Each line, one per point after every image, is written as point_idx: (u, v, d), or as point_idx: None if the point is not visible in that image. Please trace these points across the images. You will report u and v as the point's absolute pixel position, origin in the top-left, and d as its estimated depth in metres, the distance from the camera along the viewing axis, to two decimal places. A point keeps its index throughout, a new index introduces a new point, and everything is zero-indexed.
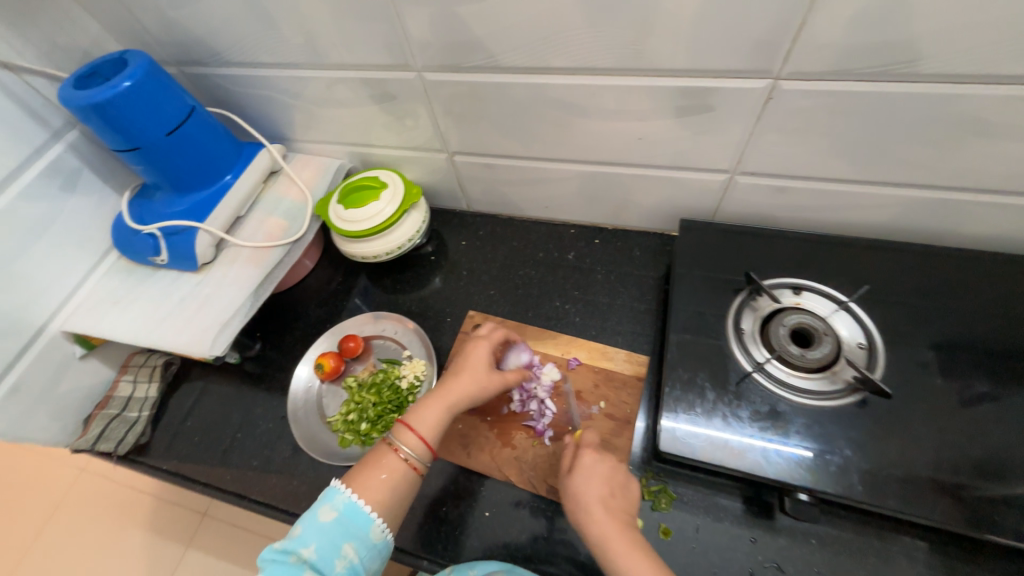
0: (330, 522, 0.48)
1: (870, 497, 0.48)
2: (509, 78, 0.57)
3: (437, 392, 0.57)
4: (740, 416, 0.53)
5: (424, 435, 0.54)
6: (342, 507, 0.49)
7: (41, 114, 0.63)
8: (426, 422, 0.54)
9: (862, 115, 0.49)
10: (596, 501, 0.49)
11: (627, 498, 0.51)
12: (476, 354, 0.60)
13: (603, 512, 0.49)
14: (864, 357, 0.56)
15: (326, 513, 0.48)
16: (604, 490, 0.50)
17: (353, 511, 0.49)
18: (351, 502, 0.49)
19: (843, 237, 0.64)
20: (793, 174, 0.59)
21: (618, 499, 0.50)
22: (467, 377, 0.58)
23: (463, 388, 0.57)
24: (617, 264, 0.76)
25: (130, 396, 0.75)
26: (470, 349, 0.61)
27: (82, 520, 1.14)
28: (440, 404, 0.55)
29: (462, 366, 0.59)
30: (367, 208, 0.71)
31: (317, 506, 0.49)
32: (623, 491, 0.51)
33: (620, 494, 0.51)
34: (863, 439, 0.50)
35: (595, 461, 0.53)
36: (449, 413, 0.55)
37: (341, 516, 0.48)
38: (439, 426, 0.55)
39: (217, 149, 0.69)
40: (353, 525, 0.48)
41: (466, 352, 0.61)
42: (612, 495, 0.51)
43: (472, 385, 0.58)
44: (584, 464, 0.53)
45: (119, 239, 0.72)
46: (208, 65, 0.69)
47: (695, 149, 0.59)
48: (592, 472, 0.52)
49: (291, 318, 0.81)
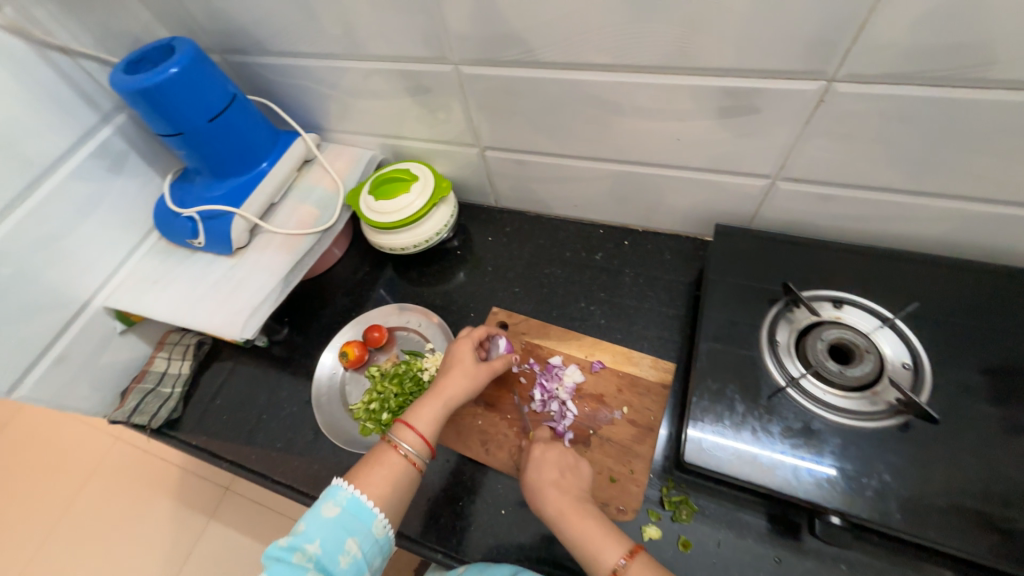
0: (334, 518, 0.49)
1: (908, 526, 0.45)
2: (546, 73, 0.56)
3: (430, 390, 0.59)
4: (771, 432, 0.51)
5: (422, 431, 0.56)
6: (345, 503, 0.50)
7: (93, 97, 0.65)
8: (424, 419, 0.56)
9: (921, 123, 0.46)
10: (547, 484, 0.53)
11: (576, 477, 0.54)
12: (461, 351, 0.62)
13: (554, 491, 0.52)
14: (908, 378, 0.53)
15: (329, 509, 0.49)
16: (555, 472, 0.54)
17: (356, 507, 0.50)
18: (355, 497, 0.50)
19: (890, 250, 0.60)
20: (840, 182, 0.56)
21: (569, 478, 0.54)
22: (457, 375, 0.59)
23: (455, 386, 0.59)
24: (645, 267, 0.75)
25: (164, 372, 0.77)
26: (455, 347, 0.63)
27: (114, 485, 1.20)
28: (434, 401, 0.57)
29: (451, 364, 0.61)
30: (397, 201, 0.72)
31: (319, 503, 0.50)
32: (573, 471, 0.55)
33: (571, 474, 0.54)
34: (904, 464, 0.48)
35: (544, 448, 0.56)
36: (444, 409, 0.57)
37: (345, 511, 0.49)
38: (434, 422, 0.57)
39: (255, 137, 0.70)
40: (356, 520, 0.49)
41: (452, 351, 0.63)
42: (564, 476, 0.54)
43: (461, 381, 0.59)
44: (533, 451, 0.56)
45: (160, 220, 0.74)
46: (250, 54, 0.70)
47: (736, 152, 0.57)
48: (542, 456, 0.55)
49: (318, 305, 0.82)
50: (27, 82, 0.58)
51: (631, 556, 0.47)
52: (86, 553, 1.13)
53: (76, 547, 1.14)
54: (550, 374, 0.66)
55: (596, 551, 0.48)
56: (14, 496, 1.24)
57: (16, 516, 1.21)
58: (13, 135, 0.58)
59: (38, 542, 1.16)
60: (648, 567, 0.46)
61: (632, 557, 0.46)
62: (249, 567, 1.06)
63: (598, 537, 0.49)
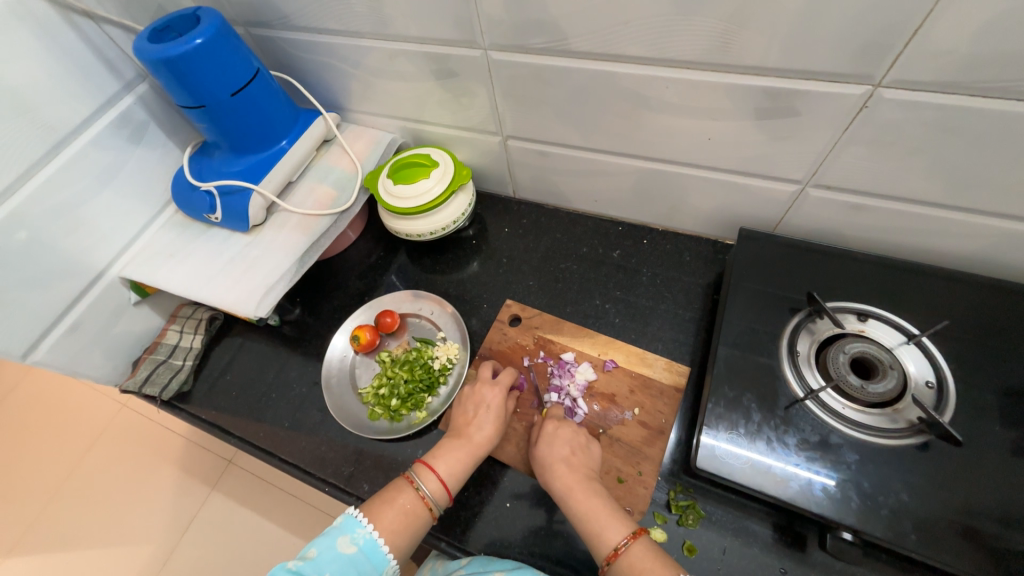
0: (346, 556, 0.49)
1: (922, 548, 0.45)
2: (578, 62, 0.55)
3: (462, 440, 0.58)
4: (787, 443, 0.51)
5: (445, 478, 0.55)
6: (361, 543, 0.50)
7: (116, 65, 0.65)
8: (450, 467, 0.56)
9: (967, 136, 0.45)
10: (557, 460, 0.55)
11: (586, 454, 0.57)
12: (494, 399, 0.61)
13: (563, 466, 0.55)
14: (932, 397, 0.52)
15: (344, 545, 0.49)
16: (566, 449, 0.56)
17: (371, 549, 0.50)
18: (371, 539, 0.50)
19: (917, 265, 0.59)
20: (873, 193, 0.54)
21: (579, 457, 0.56)
22: (491, 428, 0.59)
23: (489, 439, 0.59)
24: (664, 267, 0.74)
25: (176, 345, 0.78)
26: (483, 392, 0.62)
27: (118, 450, 1.22)
28: (462, 450, 0.57)
29: (483, 411, 0.61)
30: (416, 186, 0.71)
31: (336, 534, 0.50)
32: (583, 450, 0.57)
33: (582, 453, 0.56)
34: (920, 484, 0.47)
35: (559, 427, 0.58)
36: (472, 460, 0.57)
37: (359, 552, 0.49)
38: (458, 471, 0.56)
39: (277, 114, 0.70)
40: (367, 563, 0.49)
41: (481, 397, 0.62)
42: (573, 454, 0.56)
43: (494, 432, 0.59)
44: (548, 427, 0.59)
45: (178, 193, 0.73)
46: (274, 28, 0.69)
47: (769, 155, 0.55)
48: (558, 433, 0.58)
49: (331, 287, 0.82)
50: (52, 47, 0.58)
51: (634, 537, 0.49)
52: (92, 513, 1.15)
53: (82, 506, 1.16)
54: (562, 370, 0.66)
55: (599, 529, 0.50)
56: (24, 453, 1.27)
57: (24, 473, 1.24)
58: (36, 100, 0.57)
59: (45, 499, 1.19)
60: (648, 548, 0.48)
61: (635, 538, 0.48)
62: (249, 539, 1.08)
63: (603, 517, 0.51)
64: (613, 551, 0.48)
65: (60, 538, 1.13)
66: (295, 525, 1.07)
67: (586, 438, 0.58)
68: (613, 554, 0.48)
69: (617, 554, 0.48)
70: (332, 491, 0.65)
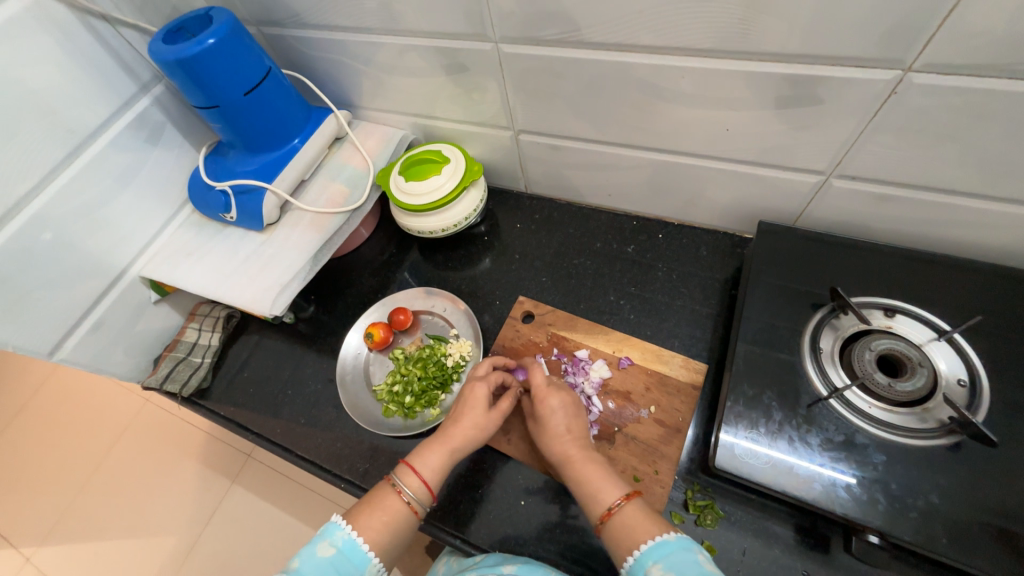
0: (327, 559, 0.48)
1: (954, 553, 0.43)
2: (591, 53, 0.53)
3: (442, 435, 0.57)
4: (809, 442, 0.49)
5: (426, 476, 0.54)
6: (340, 544, 0.49)
7: (132, 67, 0.66)
8: (429, 465, 0.55)
9: (1002, 120, 0.42)
10: (554, 436, 0.55)
11: (580, 426, 0.57)
12: (478, 395, 0.59)
13: (558, 441, 0.55)
14: (964, 396, 0.50)
15: (324, 549, 0.48)
16: (558, 425, 0.56)
17: (350, 548, 0.49)
18: (350, 538, 0.49)
19: (949, 259, 0.57)
20: (902, 183, 0.52)
21: (574, 430, 0.56)
22: (470, 425, 0.57)
23: (467, 435, 0.57)
24: (680, 262, 0.72)
25: (195, 342, 0.79)
26: (477, 389, 0.60)
27: (143, 444, 1.25)
28: (442, 449, 0.56)
29: (467, 405, 0.59)
30: (427, 182, 0.70)
31: (315, 542, 0.49)
32: (575, 423, 0.56)
33: (576, 426, 0.56)
34: (953, 486, 0.46)
35: (546, 399, 0.57)
36: (451, 458, 0.56)
37: (339, 553, 0.48)
38: (439, 470, 0.55)
39: (289, 112, 0.70)
40: (349, 563, 0.48)
41: (467, 393, 0.60)
42: (568, 429, 0.56)
43: (475, 426, 0.58)
44: (542, 408, 0.57)
45: (195, 194, 0.74)
46: (285, 26, 0.69)
47: (789, 145, 0.54)
48: (553, 409, 0.57)
49: (344, 285, 0.83)
50: (69, 50, 0.58)
51: (628, 499, 0.48)
52: (119, 505, 1.19)
53: (109, 498, 1.20)
54: (576, 367, 0.65)
55: (594, 491, 0.50)
56: (54, 446, 1.32)
57: (55, 465, 1.28)
58: (55, 103, 0.58)
59: (75, 490, 1.23)
60: (640, 508, 0.47)
61: (627, 499, 0.48)
62: (268, 532, 1.10)
63: (597, 480, 0.51)
64: (606, 511, 0.48)
65: (89, 531, 1.17)
66: (312, 518, 1.09)
67: (583, 419, 0.58)
68: (606, 514, 0.48)
69: (610, 513, 0.48)
70: (347, 487, 0.65)
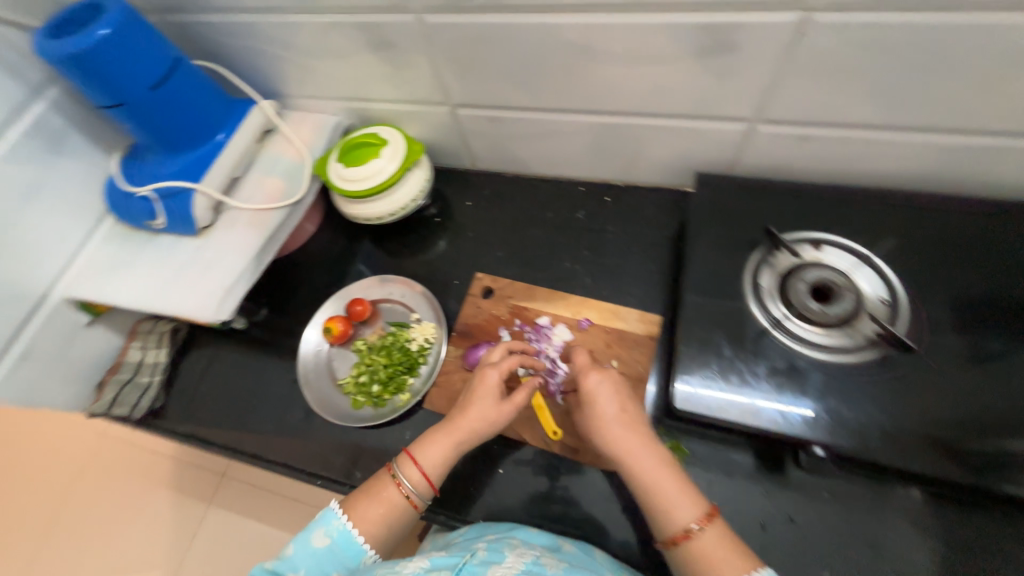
0: (321, 549, 0.49)
1: (889, 454, 0.48)
2: (515, 17, 0.53)
3: (446, 425, 0.54)
4: (757, 374, 0.53)
5: (427, 469, 0.52)
6: (335, 535, 0.49)
7: (19, 70, 0.58)
8: (431, 458, 0.53)
9: (896, 53, 0.46)
10: (606, 420, 0.51)
11: (636, 410, 0.52)
12: (489, 382, 0.56)
13: (611, 428, 0.50)
14: (885, 311, 0.55)
15: (319, 539, 0.49)
16: (610, 408, 0.51)
17: (345, 540, 0.49)
18: (345, 530, 0.49)
19: (868, 191, 0.61)
20: (818, 123, 0.55)
21: (629, 415, 0.51)
22: (477, 416, 0.54)
23: (474, 427, 0.54)
24: (629, 222, 0.74)
25: (140, 362, 0.75)
26: (488, 375, 0.56)
27: (104, 477, 1.19)
28: (447, 441, 0.53)
29: (478, 393, 0.55)
30: (367, 167, 0.68)
31: (311, 528, 0.50)
32: (628, 406, 0.52)
33: (631, 410, 0.52)
34: (882, 395, 0.50)
35: (588, 376, 0.53)
36: (456, 451, 0.53)
37: (334, 544, 0.49)
38: (442, 462, 0.53)
39: (205, 105, 0.65)
40: (343, 554, 0.49)
41: (479, 380, 0.56)
42: (623, 411, 0.51)
43: (486, 417, 0.54)
44: (589, 387, 0.53)
45: (116, 203, 0.69)
46: (190, 13, 0.64)
47: (714, 94, 0.55)
48: (597, 388, 0.53)
49: (296, 283, 0.80)
50: None
51: (708, 521, 0.44)
52: (87, 543, 1.13)
53: (75, 538, 1.14)
54: (539, 334, 0.67)
55: (666, 504, 0.46)
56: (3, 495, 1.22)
57: (8, 513, 1.20)
58: None
59: (36, 536, 1.16)
60: (720, 536, 0.44)
61: (707, 523, 0.44)
62: (254, 546, 1.07)
63: (671, 492, 0.46)
64: (682, 532, 0.44)
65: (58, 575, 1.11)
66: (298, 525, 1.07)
67: (638, 400, 0.53)
68: (681, 537, 0.44)
69: (687, 536, 0.44)
70: (325, 484, 0.64)
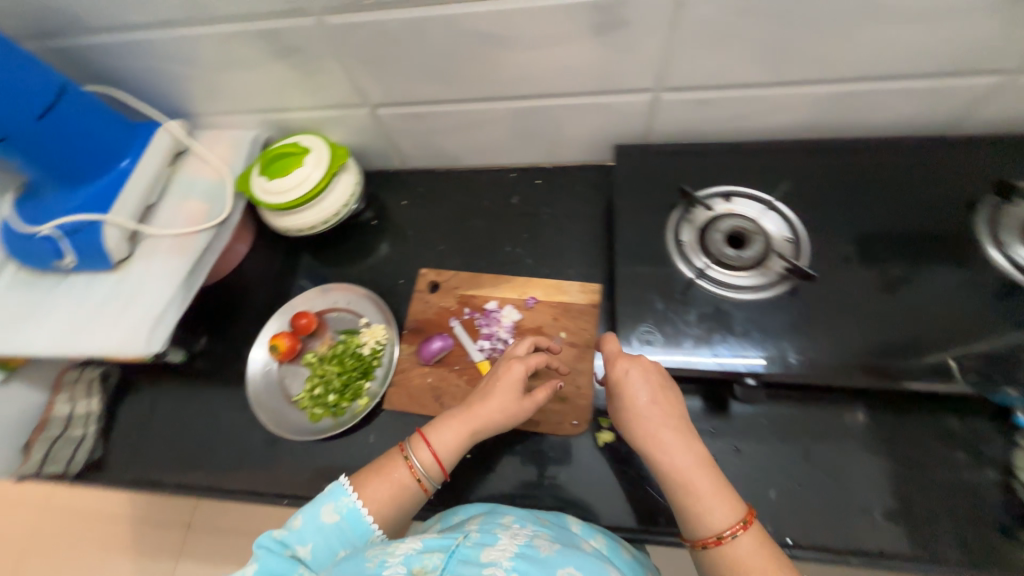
0: (329, 524, 0.47)
1: (808, 374, 0.53)
2: (416, 11, 0.53)
3: (463, 411, 0.54)
4: (689, 322, 0.57)
5: (439, 453, 0.52)
6: (344, 511, 0.48)
7: None
8: (445, 442, 0.52)
9: (764, 15, 0.51)
10: (635, 411, 0.50)
11: (671, 401, 0.51)
12: (513, 376, 0.54)
13: (642, 419, 0.50)
14: (790, 248, 0.61)
15: (328, 514, 0.48)
16: (637, 398, 0.51)
17: (354, 518, 0.48)
18: (355, 508, 0.48)
19: (765, 145, 0.67)
20: (713, 86, 0.60)
21: (661, 407, 0.50)
22: (497, 409, 0.53)
23: (490, 418, 0.53)
24: (561, 201, 0.77)
25: (70, 415, 0.71)
26: (514, 368, 0.55)
27: (50, 551, 1.09)
28: (462, 428, 0.53)
29: (498, 385, 0.54)
30: (291, 176, 0.67)
31: (321, 501, 0.49)
32: (662, 399, 0.51)
33: (663, 401, 0.51)
34: (798, 324, 0.56)
35: (616, 365, 0.53)
36: (471, 441, 0.53)
37: (342, 521, 0.48)
38: (454, 448, 0.53)
39: (104, 131, 0.62)
40: (350, 533, 0.48)
41: (501, 371, 0.55)
42: (653, 401, 0.50)
43: (506, 412, 0.53)
44: (617, 377, 0.52)
45: (14, 247, 0.64)
46: (71, 36, 0.60)
47: (616, 69, 0.59)
48: (627, 378, 0.52)
49: (235, 306, 0.77)
50: None
51: (745, 528, 0.44)
52: None
53: None
54: (488, 319, 0.68)
55: (704, 508, 0.45)
56: None
57: None
58: None
59: None
60: (756, 544, 0.43)
61: (745, 530, 0.44)
62: None
63: (711, 497, 0.45)
64: (716, 537, 0.44)
65: None
66: None
67: (671, 390, 0.52)
68: (715, 541, 0.44)
69: (720, 542, 0.44)
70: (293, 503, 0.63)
